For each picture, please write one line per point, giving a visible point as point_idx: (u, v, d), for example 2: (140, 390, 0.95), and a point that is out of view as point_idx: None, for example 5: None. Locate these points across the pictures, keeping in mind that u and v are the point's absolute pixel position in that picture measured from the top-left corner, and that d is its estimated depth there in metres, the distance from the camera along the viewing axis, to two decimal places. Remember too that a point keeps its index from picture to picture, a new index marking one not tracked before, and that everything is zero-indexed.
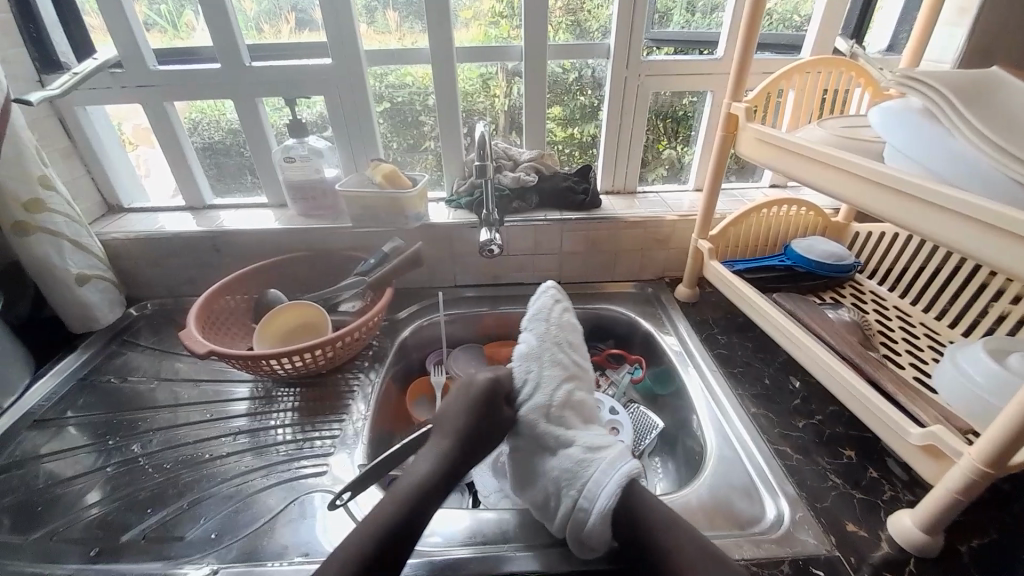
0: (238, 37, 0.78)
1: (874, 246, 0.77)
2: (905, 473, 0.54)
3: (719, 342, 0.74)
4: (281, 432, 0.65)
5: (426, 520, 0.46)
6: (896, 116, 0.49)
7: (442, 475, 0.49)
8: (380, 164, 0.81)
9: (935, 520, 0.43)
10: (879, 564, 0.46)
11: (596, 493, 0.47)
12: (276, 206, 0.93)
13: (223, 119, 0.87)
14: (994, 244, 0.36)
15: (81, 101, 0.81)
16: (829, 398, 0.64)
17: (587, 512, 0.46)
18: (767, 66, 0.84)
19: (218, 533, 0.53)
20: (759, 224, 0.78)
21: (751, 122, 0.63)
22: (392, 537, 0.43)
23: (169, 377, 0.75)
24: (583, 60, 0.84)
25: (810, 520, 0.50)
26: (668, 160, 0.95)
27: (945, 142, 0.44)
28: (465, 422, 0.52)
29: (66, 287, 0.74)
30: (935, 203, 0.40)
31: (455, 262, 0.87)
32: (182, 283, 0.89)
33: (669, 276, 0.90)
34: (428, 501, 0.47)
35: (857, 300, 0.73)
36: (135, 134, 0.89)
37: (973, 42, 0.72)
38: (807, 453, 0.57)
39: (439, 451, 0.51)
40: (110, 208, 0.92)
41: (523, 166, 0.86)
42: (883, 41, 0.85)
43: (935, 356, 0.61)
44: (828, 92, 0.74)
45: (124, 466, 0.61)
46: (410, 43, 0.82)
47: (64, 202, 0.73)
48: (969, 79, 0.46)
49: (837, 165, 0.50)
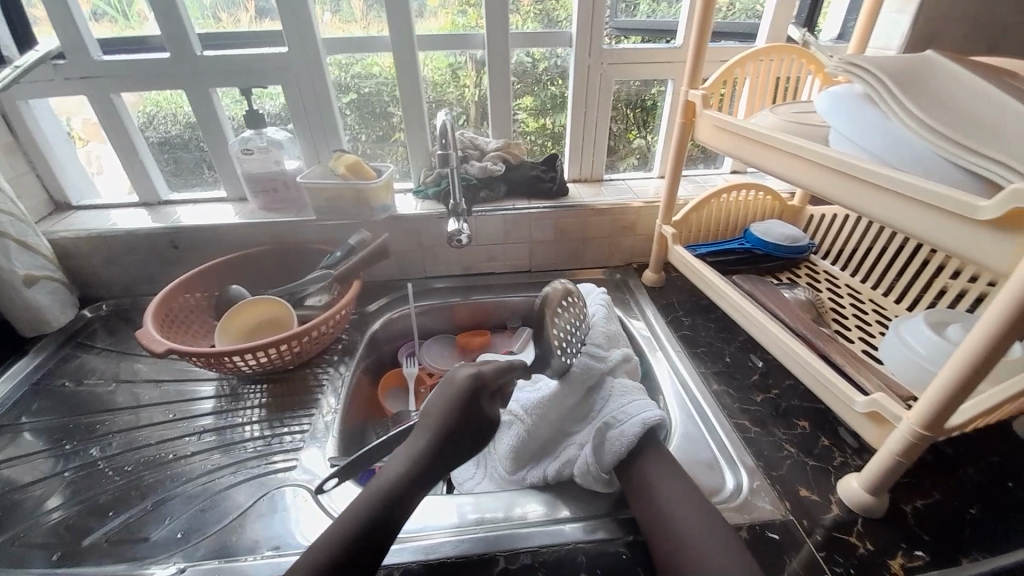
0: (190, 26, 0.76)
1: (828, 227, 0.81)
2: (855, 440, 0.57)
3: (683, 324, 0.77)
4: (249, 428, 0.64)
5: (402, 519, 0.45)
6: (839, 100, 0.51)
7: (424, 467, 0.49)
8: (343, 155, 0.79)
9: (878, 481, 0.47)
10: (830, 525, 0.48)
11: (632, 412, 0.53)
12: (236, 200, 0.90)
13: (180, 112, 0.83)
14: (926, 220, 0.39)
15: (22, 93, 0.77)
16: (786, 373, 0.67)
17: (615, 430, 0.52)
18: (725, 54, 0.86)
19: (185, 532, 0.52)
20: (719, 208, 0.81)
21: (707, 109, 0.65)
22: (365, 530, 0.43)
23: (129, 378, 0.73)
24: (551, 49, 0.85)
25: (766, 487, 0.52)
26: (638, 149, 0.97)
27: (883, 125, 0.46)
28: (443, 412, 0.51)
29: (13, 290, 0.71)
30: (874, 183, 0.43)
31: (424, 253, 0.86)
32: (139, 282, 0.86)
33: (636, 261, 0.92)
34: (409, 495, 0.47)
35: (812, 279, 0.77)
36: (85, 129, 0.85)
37: (915, 31, 0.76)
38: (764, 425, 0.59)
39: (416, 445, 0.50)
40: (57, 205, 0.87)
41: (489, 156, 0.86)
42: (835, 29, 0.88)
43: (882, 330, 0.65)
44: (780, 79, 0.76)
45: (83, 470, 0.59)
46: (376, 31, 0.80)
47: (8, 200, 0.70)
48: (905, 64, 0.49)
49: (787, 149, 0.52)
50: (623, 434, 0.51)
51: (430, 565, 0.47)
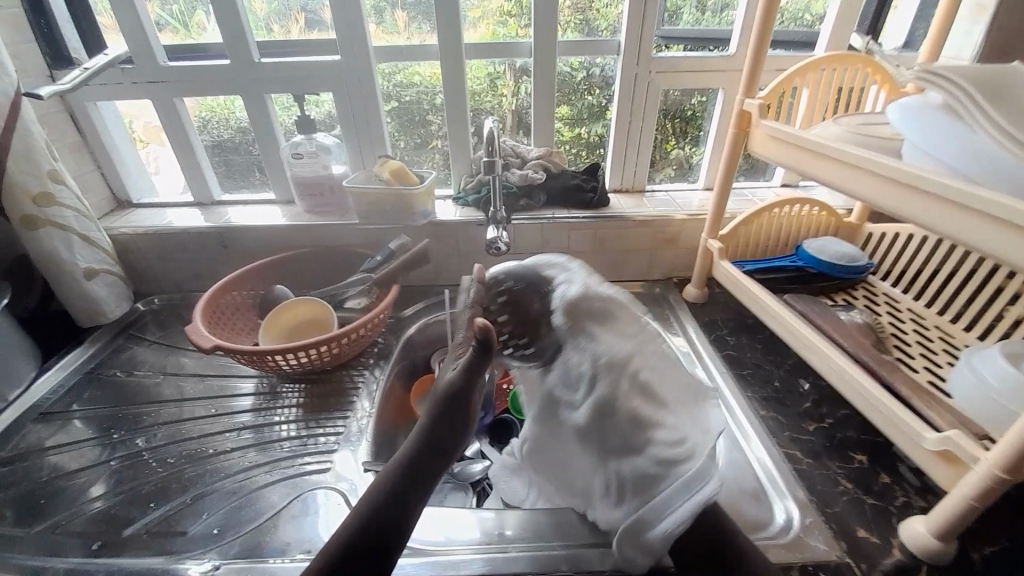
0: (249, 35, 0.79)
1: (888, 246, 0.76)
2: (918, 478, 0.53)
3: (728, 343, 0.73)
4: (285, 427, 0.65)
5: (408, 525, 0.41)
6: (914, 111, 0.48)
7: (421, 451, 0.44)
8: (388, 160, 0.81)
9: (948, 527, 0.42)
10: (891, 571, 0.44)
11: (666, 508, 0.42)
12: (284, 203, 0.93)
13: (232, 117, 0.87)
14: (1008, 240, 0.36)
15: (92, 96, 0.82)
16: (840, 401, 0.63)
17: (654, 526, 0.42)
18: (779, 63, 0.82)
19: (220, 528, 0.53)
20: (770, 224, 0.77)
21: (764, 119, 0.62)
22: (371, 532, 0.39)
23: (175, 371, 0.75)
24: (592, 58, 0.84)
25: (820, 525, 0.49)
26: (675, 161, 0.94)
27: (961, 139, 0.43)
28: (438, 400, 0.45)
29: (74, 281, 0.75)
30: (948, 199, 0.40)
31: (461, 260, 0.86)
32: (189, 279, 0.89)
33: (677, 276, 0.89)
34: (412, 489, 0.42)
35: (870, 302, 0.72)
36: (145, 131, 0.89)
37: (992, 40, 0.71)
38: (817, 457, 0.56)
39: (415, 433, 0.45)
40: (119, 203, 0.92)
41: (530, 164, 0.86)
42: (900, 39, 0.83)
43: (951, 360, 0.60)
44: (842, 91, 0.73)
45: (128, 460, 0.61)
46: (419, 41, 0.82)
47: (74, 196, 0.74)
48: (991, 75, 0.45)
49: (849, 163, 0.49)
50: (660, 536, 0.42)
51: None
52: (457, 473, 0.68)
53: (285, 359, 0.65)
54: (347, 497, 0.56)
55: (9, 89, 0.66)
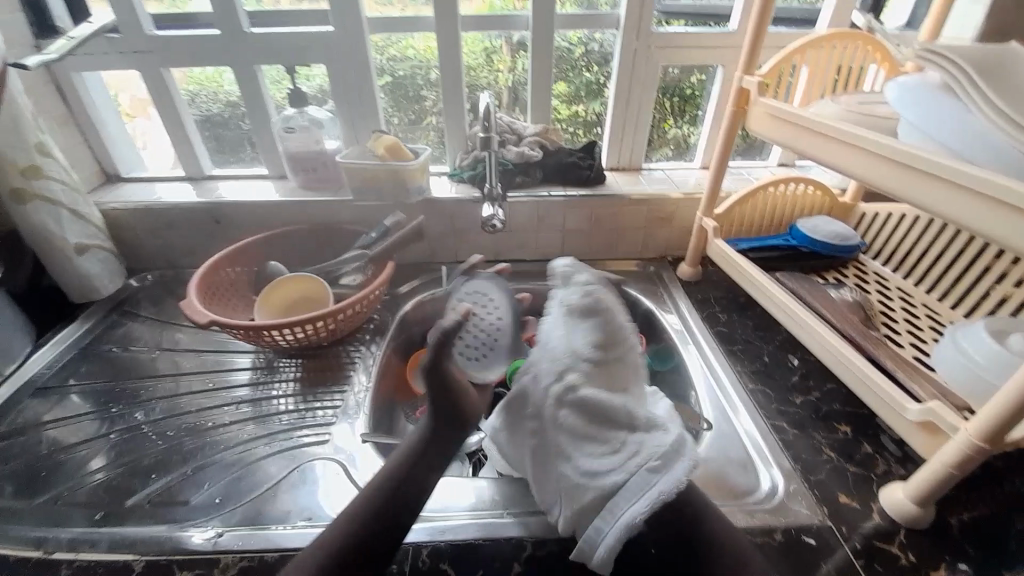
0: (237, 3, 0.76)
1: (880, 226, 0.77)
2: (899, 448, 0.54)
3: (720, 320, 0.74)
4: (282, 401, 0.66)
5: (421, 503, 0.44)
6: (913, 90, 0.48)
7: (423, 447, 0.47)
8: (381, 136, 0.80)
9: (926, 494, 0.44)
10: (870, 534, 0.46)
11: (616, 512, 0.42)
12: (277, 178, 0.91)
13: (221, 91, 0.85)
14: (1001, 218, 0.36)
15: (76, 67, 0.79)
16: (827, 375, 0.64)
17: (606, 531, 0.42)
18: (778, 40, 0.81)
19: (222, 498, 0.54)
20: (765, 202, 0.77)
21: (763, 97, 0.61)
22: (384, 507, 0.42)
23: (170, 347, 0.76)
24: (592, 32, 0.82)
25: (803, 492, 0.50)
26: (673, 140, 0.94)
27: (958, 118, 0.43)
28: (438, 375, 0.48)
29: (66, 257, 0.74)
30: (943, 178, 0.40)
31: (456, 237, 0.86)
32: (182, 254, 0.88)
33: (672, 254, 0.89)
34: (414, 482, 0.45)
35: (860, 280, 0.73)
36: (132, 105, 0.88)
37: (993, 17, 0.70)
38: (802, 428, 0.57)
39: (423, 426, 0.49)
40: (108, 178, 0.91)
41: (526, 141, 0.85)
42: (902, 17, 0.82)
43: (936, 336, 0.61)
44: (841, 68, 0.72)
45: (128, 433, 0.62)
46: (413, 12, 0.80)
47: (62, 169, 0.72)
48: (990, 55, 0.45)
49: (844, 140, 0.49)
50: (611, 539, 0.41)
51: (456, 544, 0.48)
52: None
53: (287, 338, 0.66)
54: (345, 466, 0.57)
55: None
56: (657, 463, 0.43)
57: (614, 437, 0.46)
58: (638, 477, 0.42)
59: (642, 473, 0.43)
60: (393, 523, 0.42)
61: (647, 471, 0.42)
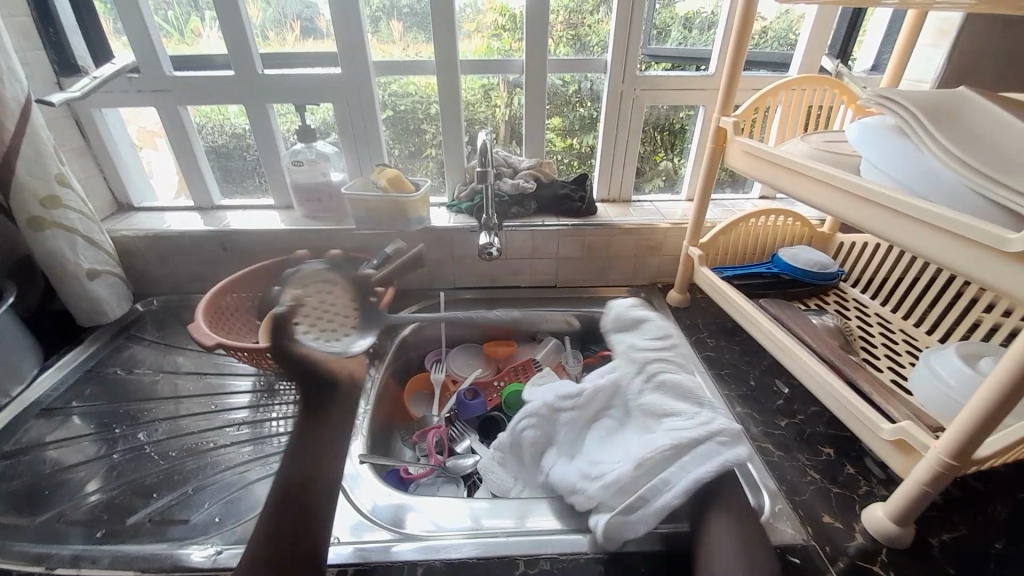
0: (253, 45, 0.82)
1: (858, 255, 0.81)
2: (882, 471, 0.56)
3: (707, 345, 0.77)
4: (281, 423, 0.68)
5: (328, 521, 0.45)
6: (872, 130, 0.52)
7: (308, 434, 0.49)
8: (385, 168, 0.84)
9: (903, 512, 0.46)
10: (853, 554, 0.48)
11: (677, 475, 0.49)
12: (283, 208, 0.95)
13: (228, 123, 0.90)
14: (954, 249, 0.40)
15: (98, 103, 0.84)
16: (811, 399, 0.67)
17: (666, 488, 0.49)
18: (756, 83, 0.88)
19: (222, 517, 0.55)
20: (748, 233, 0.82)
21: (739, 136, 0.66)
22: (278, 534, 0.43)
23: (172, 370, 0.77)
24: (583, 74, 0.88)
25: (788, 512, 0.52)
26: (664, 172, 0.99)
27: (913, 158, 0.47)
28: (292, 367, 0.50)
29: (77, 281, 0.77)
30: (901, 212, 0.44)
31: (455, 264, 0.89)
32: (188, 280, 0.91)
33: (661, 282, 0.93)
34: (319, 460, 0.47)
35: (840, 307, 0.76)
36: (140, 136, 0.92)
37: (951, 64, 0.76)
38: (787, 450, 0.59)
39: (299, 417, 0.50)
40: (120, 206, 0.94)
41: (522, 174, 0.90)
42: (870, 60, 0.89)
43: (912, 361, 0.64)
44: (812, 108, 0.78)
45: (129, 454, 0.63)
46: (414, 53, 0.86)
47: (79, 198, 0.76)
48: (940, 100, 0.50)
49: (814, 176, 0.53)
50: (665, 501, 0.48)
51: (452, 564, 0.49)
52: (449, 467, 0.71)
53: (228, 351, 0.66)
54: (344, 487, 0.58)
55: (19, 94, 0.68)
56: (727, 437, 0.51)
57: (688, 411, 0.55)
58: (708, 445, 0.50)
59: (711, 444, 0.50)
60: (316, 497, 0.46)
61: (717, 443, 0.50)
